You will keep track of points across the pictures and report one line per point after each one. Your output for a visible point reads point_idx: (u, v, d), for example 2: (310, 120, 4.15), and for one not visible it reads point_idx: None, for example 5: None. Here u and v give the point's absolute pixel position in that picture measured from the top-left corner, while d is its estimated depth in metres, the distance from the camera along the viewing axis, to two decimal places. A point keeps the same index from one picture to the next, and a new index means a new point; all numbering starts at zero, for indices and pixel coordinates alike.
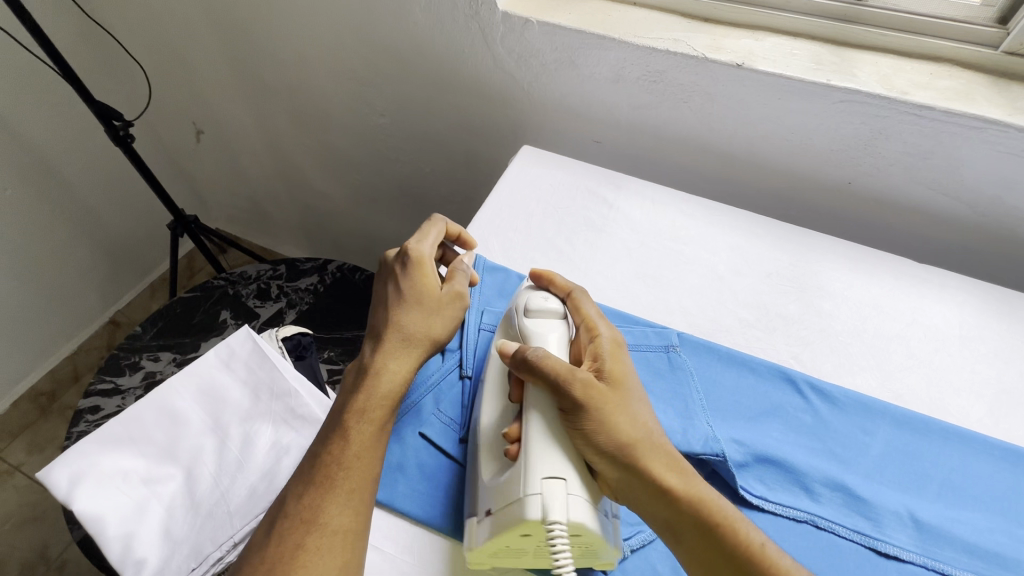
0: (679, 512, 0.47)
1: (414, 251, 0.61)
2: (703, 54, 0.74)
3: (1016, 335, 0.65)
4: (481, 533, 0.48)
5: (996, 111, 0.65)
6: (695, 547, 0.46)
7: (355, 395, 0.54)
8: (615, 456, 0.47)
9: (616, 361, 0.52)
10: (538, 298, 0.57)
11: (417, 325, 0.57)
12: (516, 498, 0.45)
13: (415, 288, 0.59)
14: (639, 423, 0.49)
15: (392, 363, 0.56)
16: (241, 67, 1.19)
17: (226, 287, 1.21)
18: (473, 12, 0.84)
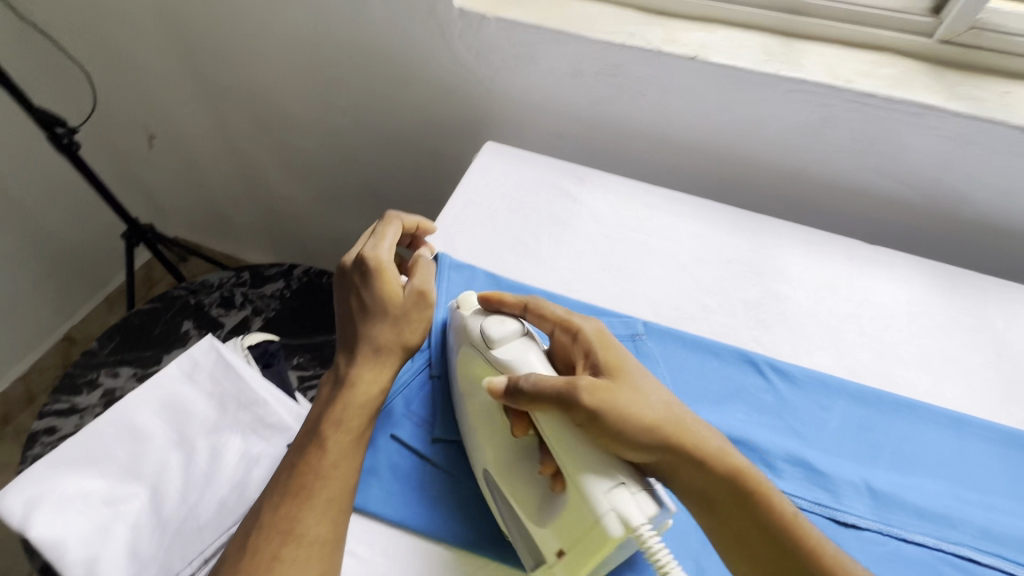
0: (719, 493, 0.47)
1: (372, 255, 0.59)
2: (659, 47, 0.75)
3: (958, 309, 0.69)
4: (568, 570, 0.47)
5: (934, 97, 0.69)
6: (738, 526, 0.47)
7: (332, 407, 0.54)
8: (642, 450, 0.46)
9: (610, 352, 0.52)
10: (496, 324, 0.53)
11: (386, 335, 0.57)
12: (590, 527, 0.44)
13: (379, 299, 0.57)
14: (654, 403, 0.49)
15: (366, 374, 0.55)
16: (193, 68, 1.15)
17: (187, 297, 1.17)
18: (429, 9, 0.84)
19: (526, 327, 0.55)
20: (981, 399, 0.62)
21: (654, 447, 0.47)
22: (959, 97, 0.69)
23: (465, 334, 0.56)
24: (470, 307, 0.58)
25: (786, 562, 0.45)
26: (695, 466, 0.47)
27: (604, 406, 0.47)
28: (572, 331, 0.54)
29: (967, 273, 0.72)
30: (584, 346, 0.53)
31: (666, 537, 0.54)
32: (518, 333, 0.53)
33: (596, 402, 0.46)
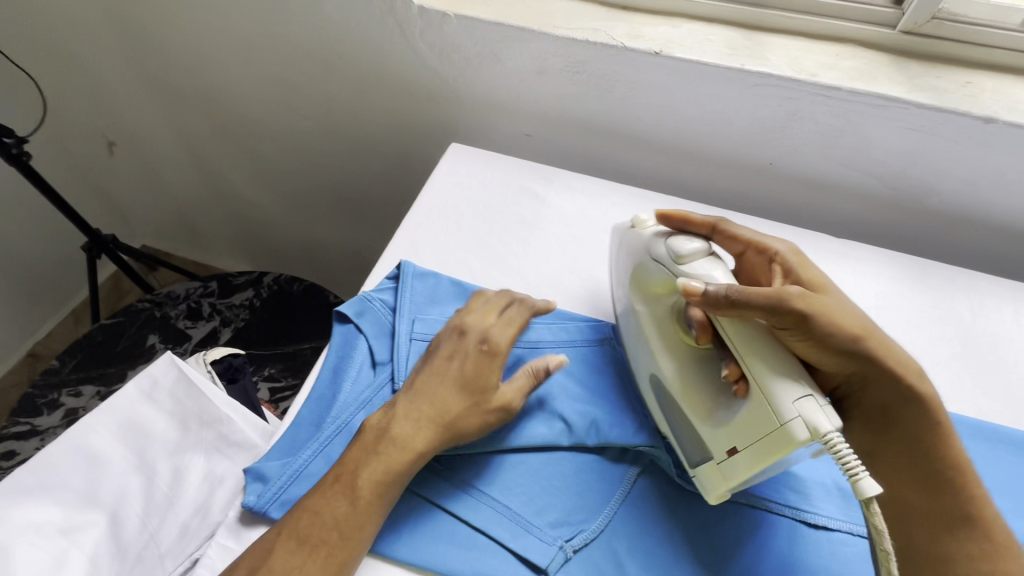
0: (889, 400, 0.49)
1: (493, 339, 0.54)
2: (622, 43, 0.74)
3: (924, 301, 0.69)
4: (733, 470, 0.46)
5: (897, 89, 0.68)
6: (903, 434, 0.49)
7: (365, 458, 0.48)
8: (844, 354, 0.47)
9: (810, 270, 0.54)
10: (683, 241, 0.53)
11: (454, 408, 0.51)
12: (773, 427, 0.43)
13: (475, 377, 0.52)
14: (858, 315, 0.50)
15: (416, 436, 0.49)
16: (149, 72, 1.11)
17: (153, 309, 1.13)
18: (388, 7, 0.81)
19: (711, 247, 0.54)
20: (949, 392, 0.62)
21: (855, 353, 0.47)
22: (922, 88, 0.68)
23: (646, 251, 0.56)
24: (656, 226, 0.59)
25: (938, 463, 0.48)
26: (880, 378, 0.48)
27: (815, 312, 0.46)
28: (772, 251, 0.56)
29: (932, 265, 0.72)
30: (781, 264, 0.54)
31: (637, 549, 0.50)
32: (704, 250, 0.53)
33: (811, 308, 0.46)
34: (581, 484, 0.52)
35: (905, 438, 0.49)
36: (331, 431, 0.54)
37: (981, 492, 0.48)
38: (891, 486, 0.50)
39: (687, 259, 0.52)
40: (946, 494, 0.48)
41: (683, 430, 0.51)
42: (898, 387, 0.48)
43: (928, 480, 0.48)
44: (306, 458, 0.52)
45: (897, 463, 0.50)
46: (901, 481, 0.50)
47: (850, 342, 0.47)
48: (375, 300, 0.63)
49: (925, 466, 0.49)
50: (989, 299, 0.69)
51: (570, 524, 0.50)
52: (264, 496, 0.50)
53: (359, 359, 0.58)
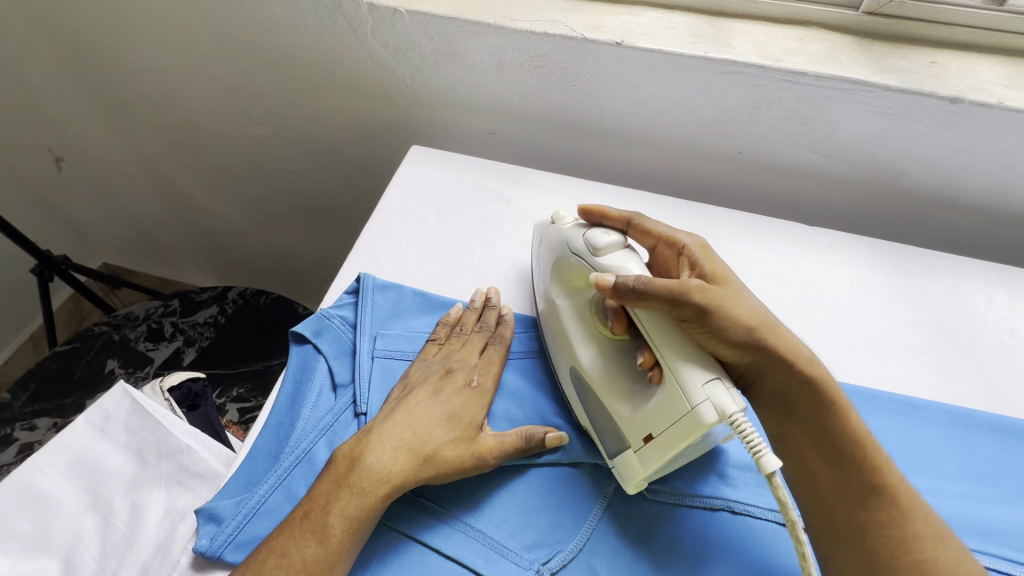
0: (785, 385, 0.46)
1: (476, 380, 0.54)
2: (583, 34, 0.71)
3: (900, 287, 0.68)
4: (648, 459, 0.45)
5: (862, 72, 0.67)
6: (808, 419, 0.46)
7: (335, 491, 0.45)
8: (740, 347, 0.45)
9: (713, 262, 0.51)
10: (600, 234, 0.53)
11: (436, 440, 0.49)
12: (684, 412, 0.42)
13: (462, 414, 0.51)
14: (754, 303, 0.47)
15: (392, 465, 0.47)
16: (90, 82, 1.04)
17: (111, 333, 1.08)
18: (336, 5, 0.77)
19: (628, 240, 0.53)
20: (926, 378, 0.61)
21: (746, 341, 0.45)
22: (888, 70, 0.67)
23: (565, 244, 0.56)
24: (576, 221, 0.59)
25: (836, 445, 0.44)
26: (777, 366, 0.45)
27: (713, 303, 0.44)
28: (681, 244, 0.53)
29: (906, 249, 0.71)
30: (687, 257, 0.52)
31: (617, 567, 0.47)
32: (618, 244, 0.52)
33: (709, 298, 0.44)
34: (556, 501, 0.50)
35: (807, 423, 0.46)
36: (292, 461, 0.50)
37: (888, 463, 0.43)
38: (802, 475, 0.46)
39: (604, 251, 0.52)
40: (857, 475, 0.43)
41: (601, 420, 0.51)
42: (794, 372, 0.45)
43: (834, 460, 0.44)
44: (263, 493, 0.49)
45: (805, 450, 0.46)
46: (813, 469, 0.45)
47: (745, 334, 0.45)
48: (334, 317, 0.59)
49: (830, 449, 0.44)
50: (963, 281, 0.68)
51: (547, 546, 0.48)
52: (218, 539, 0.46)
53: (318, 382, 0.55)
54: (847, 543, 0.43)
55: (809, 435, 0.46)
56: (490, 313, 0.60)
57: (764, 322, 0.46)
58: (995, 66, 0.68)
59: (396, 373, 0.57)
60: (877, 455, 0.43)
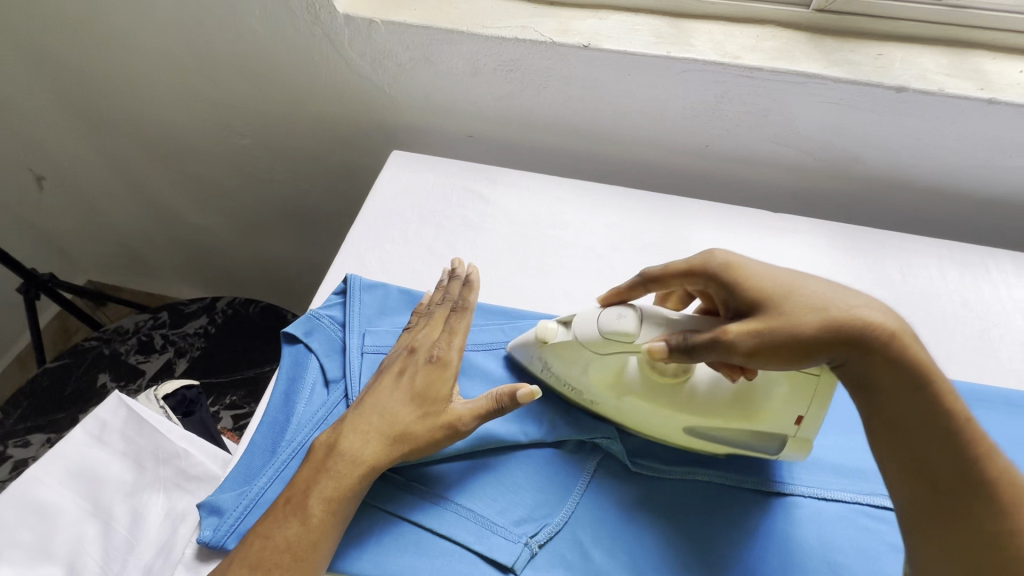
0: (864, 367, 0.42)
1: (439, 354, 0.53)
2: (551, 39, 0.74)
3: (859, 266, 0.72)
4: (813, 427, 0.51)
5: (815, 66, 0.71)
6: (894, 404, 0.41)
7: (316, 475, 0.48)
8: (802, 360, 0.43)
9: (747, 278, 0.47)
10: (618, 326, 0.50)
11: (404, 420, 0.50)
12: (815, 381, 0.47)
13: (425, 389, 0.52)
14: (819, 296, 0.43)
15: (365, 449, 0.49)
16: (71, 100, 1.06)
17: (101, 347, 1.09)
18: (313, 17, 0.80)
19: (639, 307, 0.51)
20: None
21: (817, 340, 0.42)
22: (839, 63, 0.71)
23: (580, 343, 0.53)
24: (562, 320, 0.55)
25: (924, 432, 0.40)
26: (858, 351, 0.41)
27: (763, 338, 0.43)
28: (695, 267, 0.51)
29: (863, 231, 0.76)
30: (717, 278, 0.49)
31: (602, 537, 0.50)
32: (640, 320, 0.50)
33: (755, 335, 0.43)
34: (541, 476, 0.53)
35: (899, 402, 0.41)
36: (286, 452, 0.53)
37: (991, 451, 0.39)
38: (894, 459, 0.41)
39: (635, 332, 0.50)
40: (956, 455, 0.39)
41: (738, 435, 0.54)
42: (881, 355, 0.41)
43: (920, 449, 0.40)
44: (262, 485, 0.51)
45: (897, 432, 0.41)
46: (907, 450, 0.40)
47: (807, 343, 0.42)
48: (324, 317, 0.62)
49: (928, 426, 0.40)
50: (917, 259, 0.73)
51: (534, 520, 0.50)
52: (220, 529, 0.49)
53: (311, 378, 0.58)
54: (934, 535, 0.39)
55: (902, 416, 0.41)
56: (454, 283, 0.60)
57: (825, 315, 0.42)
58: (937, 56, 0.73)
59: None
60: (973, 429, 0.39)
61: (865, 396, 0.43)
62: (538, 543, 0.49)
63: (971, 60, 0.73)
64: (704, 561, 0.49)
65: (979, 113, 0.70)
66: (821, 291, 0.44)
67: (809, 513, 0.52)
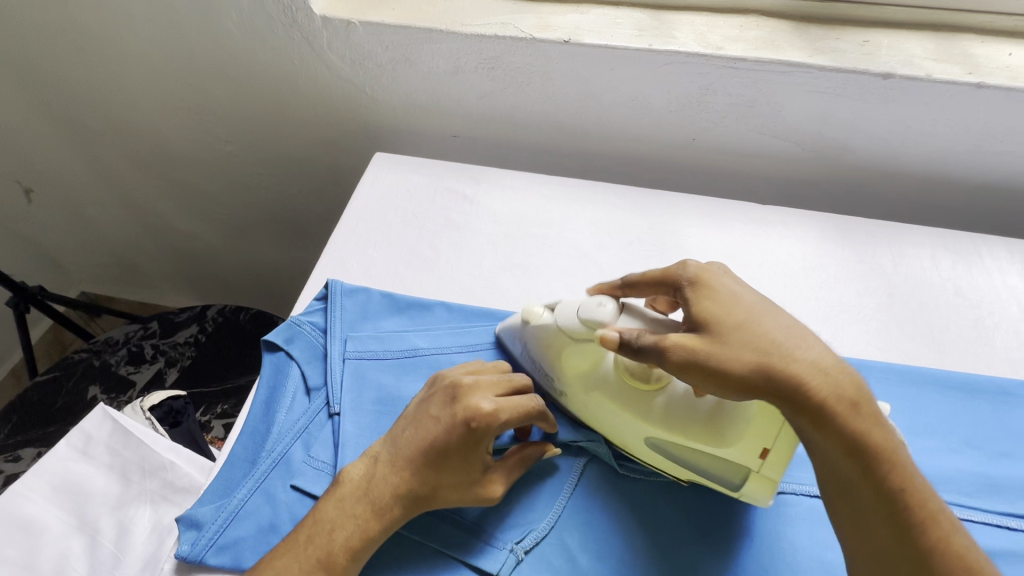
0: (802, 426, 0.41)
1: (489, 430, 0.47)
2: (531, 34, 0.73)
3: (851, 257, 0.70)
4: (777, 464, 0.46)
5: (800, 55, 0.70)
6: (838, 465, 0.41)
7: (338, 516, 0.46)
8: (738, 394, 0.42)
9: (699, 301, 0.46)
10: (600, 312, 0.49)
11: (432, 482, 0.47)
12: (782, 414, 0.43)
13: (458, 458, 0.47)
14: (767, 340, 0.42)
15: (395, 506, 0.47)
16: (53, 110, 1.05)
17: (91, 359, 1.08)
18: (290, 19, 0.79)
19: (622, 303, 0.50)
20: (877, 342, 0.64)
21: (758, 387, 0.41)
22: (824, 51, 0.70)
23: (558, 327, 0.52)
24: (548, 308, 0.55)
25: (866, 492, 0.39)
26: (801, 409, 0.41)
27: (698, 356, 0.42)
28: (670, 276, 0.49)
29: (855, 221, 0.74)
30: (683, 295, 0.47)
31: (588, 541, 0.49)
32: (618, 312, 0.49)
33: (691, 351, 0.43)
34: (527, 481, 0.52)
35: (844, 463, 0.40)
36: (267, 462, 0.52)
37: (931, 511, 0.38)
38: (851, 526, 0.40)
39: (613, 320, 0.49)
40: (910, 519, 0.38)
41: (699, 463, 0.49)
42: (817, 414, 0.40)
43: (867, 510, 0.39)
44: (242, 497, 0.50)
45: (849, 493, 0.40)
46: (862, 517, 0.40)
47: (746, 386, 0.41)
48: (305, 323, 0.61)
49: (879, 488, 0.39)
50: (909, 248, 0.71)
51: (519, 526, 0.50)
52: (199, 543, 0.48)
53: (291, 386, 0.57)
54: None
55: (852, 479, 0.40)
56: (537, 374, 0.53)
57: (767, 364, 0.41)
58: (924, 41, 0.71)
59: (367, 372, 0.58)
60: (919, 487, 0.39)
61: (815, 459, 0.42)
62: (523, 550, 0.48)
63: (960, 43, 0.71)
64: (693, 563, 0.48)
65: (969, 98, 0.68)
66: (776, 335, 0.43)
67: (800, 512, 0.51)
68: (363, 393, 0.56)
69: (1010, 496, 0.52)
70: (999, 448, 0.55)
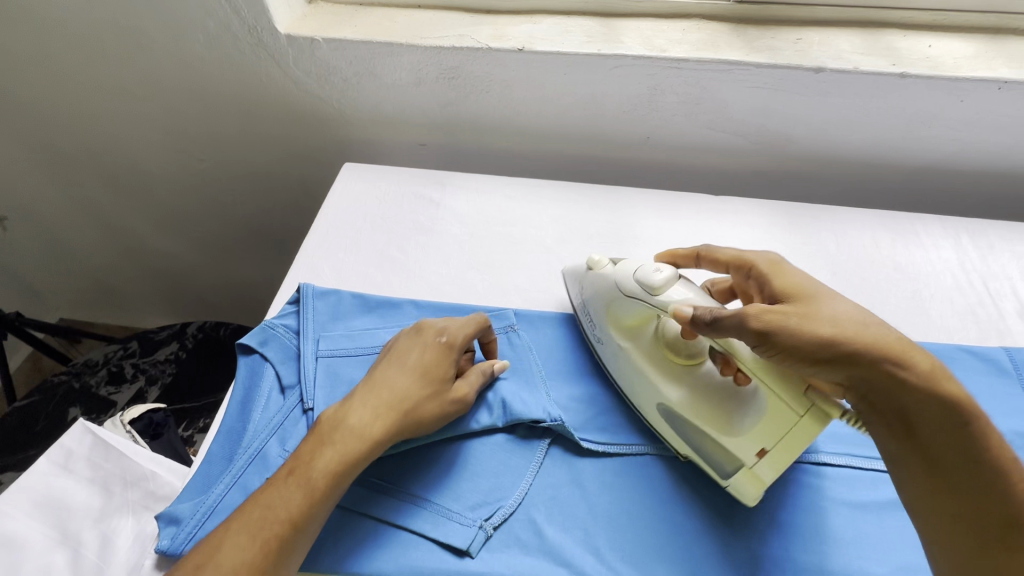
0: (899, 399, 0.42)
1: (451, 342, 0.56)
2: (487, 45, 0.77)
3: (796, 240, 0.75)
4: (767, 464, 0.49)
5: (738, 54, 0.74)
6: (933, 439, 0.41)
7: (319, 449, 0.48)
8: (822, 369, 0.44)
9: (778, 287, 0.52)
10: (653, 273, 0.54)
11: (411, 397, 0.52)
12: (794, 421, 0.46)
13: (429, 367, 0.54)
14: (851, 317, 0.45)
15: (371, 423, 0.50)
16: (24, 136, 1.06)
17: (71, 381, 1.08)
18: (256, 39, 0.82)
19: (680, 273, 0.55)
20: None
21: (844, 359, 0.43)
22: (760, 50, 0.75)
23: (615, 284, 0.58)
24: (613, 263, 0.61)
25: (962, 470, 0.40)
26: (901, 386, 0.41)
27: (782, 325, 0.45)
28: (746, 261, 0.57)
29: (800, 206, 0.79)
30: (758, 276, 0.54)
31: (554, 514, 0.52)
32: (672, 278, 0.54)
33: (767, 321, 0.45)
34: (495, 463, 0.54)
35: (941, 439, 0.41)
36: (243, 459, 0.54)
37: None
38: (935, 501, 0.41)
39: (661, 288, 0.54)
40: (990, 480, 0.40)
41: (702, 446, 0.53)
42: (914, 389, 0.41)
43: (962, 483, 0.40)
44: (219, 492, 0.52)
45: (938, 468, 0.41)
46: (954, 491, 0.40)
47: (836, 360, 0.43)
48: (278, 325, 0.63)
49: (966, 462, 0.40)
50: (850, 229, 0.76)
51: (488, 504, 0.52)
52: (178, 538, 0.49)
53: (266, 386, 0.59)
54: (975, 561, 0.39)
55: (942, 458, 0.41)
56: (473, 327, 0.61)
57: (850, 334, 0.43)
58: (852, 37, 0.77)
59: (340, 370, 0.60)
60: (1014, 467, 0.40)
61: (908, 434, 0.42)
62: (492, 526, 0.50)
63: (885, 38, 0.77)
64: (654, 529, 0.51)
65: (895, 87, 0.73)
66: (855, 315, 0.45)
67: None
68: (335, 389, 0.59)
69: None
70: None
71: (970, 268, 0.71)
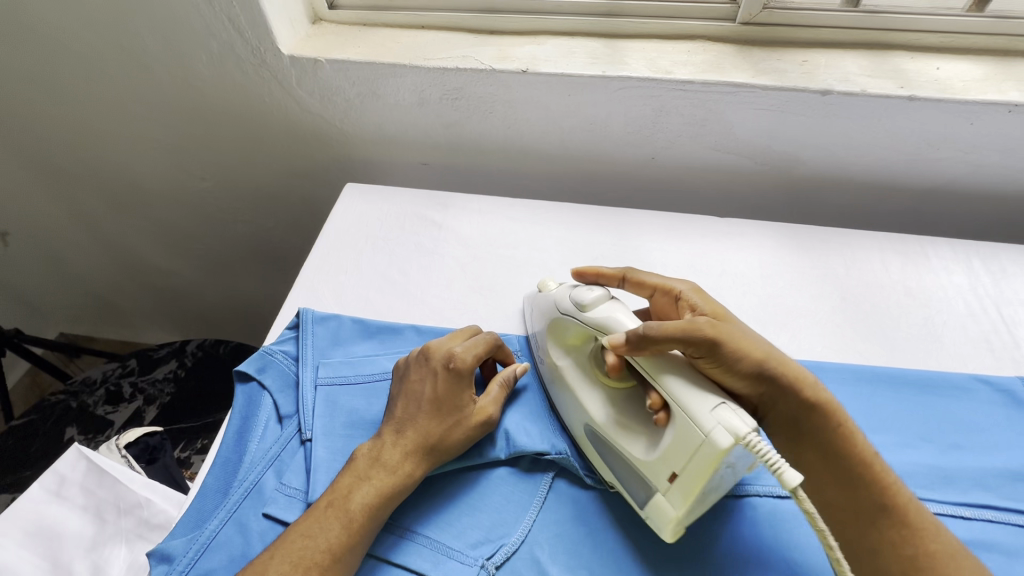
0: (793, 413, 0.47)
1: (461, 367, 0.55)
2: (491, 66, 0.76)
3: (804, 263, 0.74)
4: (676, 493, 0.44)
5: (744, 76, 0.73)
6: (818, 446, 0.47)
7: (356, 483, 0.49)
8: (738, 383, 0.47)
9: (709, 300, 0.55)
10: (585, 292, 0.55)
11: (435, 430, 0.52)
12: (697, 445, 0.42)
13: (447, 397, 0.54)
14: (759, 339, 0.48)
15: (402, 460, 0.50)
16: (26, 154, 1.05)
17: (69, 400, 1.07)
18: (259, 59, 0.81)
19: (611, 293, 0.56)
20: (832, 344, 0.66)
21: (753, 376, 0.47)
22: (766, 72, 0.74)
23: (554, 306, 0.59)
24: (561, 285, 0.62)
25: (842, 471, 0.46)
26: (792, 399, 0.47)
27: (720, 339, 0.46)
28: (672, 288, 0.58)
29: (808, 228, 0.78)
30: (686, 301, 0.56)
31: (558, 553, 0.50)
32: (601, 297, 0.55)
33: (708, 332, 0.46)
34: (498, 497, 0.53)
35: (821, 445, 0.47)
36: (238, 492, 0.52)
37: (896, 482, 0.46)
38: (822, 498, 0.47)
39: (590, 306, 0.54)
40: (862, 478, 0.45)
41: (623, 469, 0.50)
42: (803, 404, 0.47)
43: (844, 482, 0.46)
44: (213, 528, 0.50)
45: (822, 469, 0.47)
46: (839, 490, 0.46)
47: (749, 376, 0.47)
48: (277, 352, 0.62)
49: (845, 463, 0.46)
50: (859, 252, 0.75)
51: (491, 542, 0.50)
52: None
53: (264, 415, 0.57)
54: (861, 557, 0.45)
55: (824, 460, 0.47)
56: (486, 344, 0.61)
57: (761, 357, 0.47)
58: (858, 60, 0.76)
59: (340, 399, 0.59)
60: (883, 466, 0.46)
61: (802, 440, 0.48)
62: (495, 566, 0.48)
63: (893, 60, 0.76)
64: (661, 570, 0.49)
65: (903, 110, 0.72)
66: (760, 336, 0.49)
67: (765, 513, 0.52)
68: (334, 418, 0.57)
69: (964, 486, 0.54)
70: (952, 440, 0.57)
71: (983, 293, 0.70)
